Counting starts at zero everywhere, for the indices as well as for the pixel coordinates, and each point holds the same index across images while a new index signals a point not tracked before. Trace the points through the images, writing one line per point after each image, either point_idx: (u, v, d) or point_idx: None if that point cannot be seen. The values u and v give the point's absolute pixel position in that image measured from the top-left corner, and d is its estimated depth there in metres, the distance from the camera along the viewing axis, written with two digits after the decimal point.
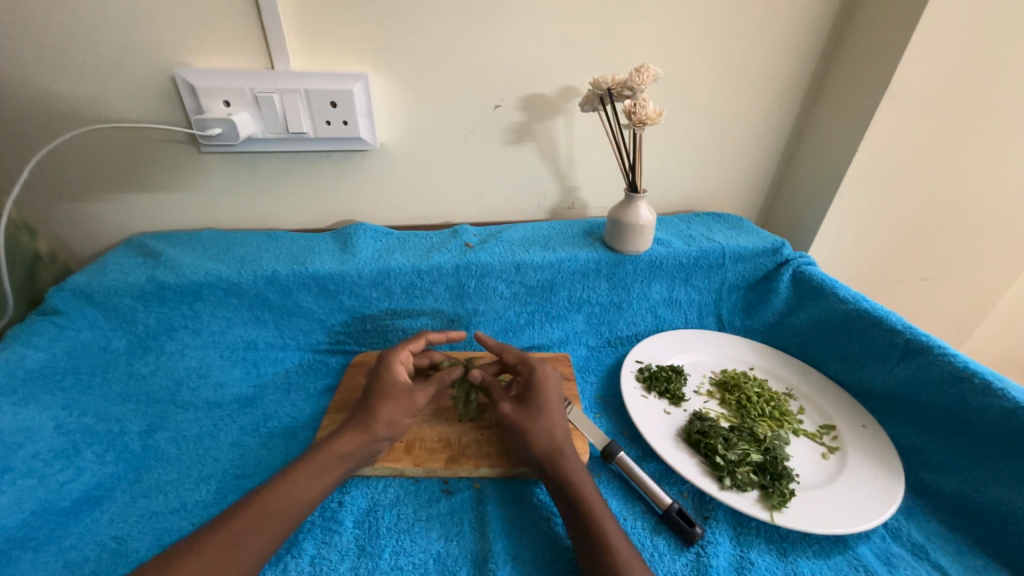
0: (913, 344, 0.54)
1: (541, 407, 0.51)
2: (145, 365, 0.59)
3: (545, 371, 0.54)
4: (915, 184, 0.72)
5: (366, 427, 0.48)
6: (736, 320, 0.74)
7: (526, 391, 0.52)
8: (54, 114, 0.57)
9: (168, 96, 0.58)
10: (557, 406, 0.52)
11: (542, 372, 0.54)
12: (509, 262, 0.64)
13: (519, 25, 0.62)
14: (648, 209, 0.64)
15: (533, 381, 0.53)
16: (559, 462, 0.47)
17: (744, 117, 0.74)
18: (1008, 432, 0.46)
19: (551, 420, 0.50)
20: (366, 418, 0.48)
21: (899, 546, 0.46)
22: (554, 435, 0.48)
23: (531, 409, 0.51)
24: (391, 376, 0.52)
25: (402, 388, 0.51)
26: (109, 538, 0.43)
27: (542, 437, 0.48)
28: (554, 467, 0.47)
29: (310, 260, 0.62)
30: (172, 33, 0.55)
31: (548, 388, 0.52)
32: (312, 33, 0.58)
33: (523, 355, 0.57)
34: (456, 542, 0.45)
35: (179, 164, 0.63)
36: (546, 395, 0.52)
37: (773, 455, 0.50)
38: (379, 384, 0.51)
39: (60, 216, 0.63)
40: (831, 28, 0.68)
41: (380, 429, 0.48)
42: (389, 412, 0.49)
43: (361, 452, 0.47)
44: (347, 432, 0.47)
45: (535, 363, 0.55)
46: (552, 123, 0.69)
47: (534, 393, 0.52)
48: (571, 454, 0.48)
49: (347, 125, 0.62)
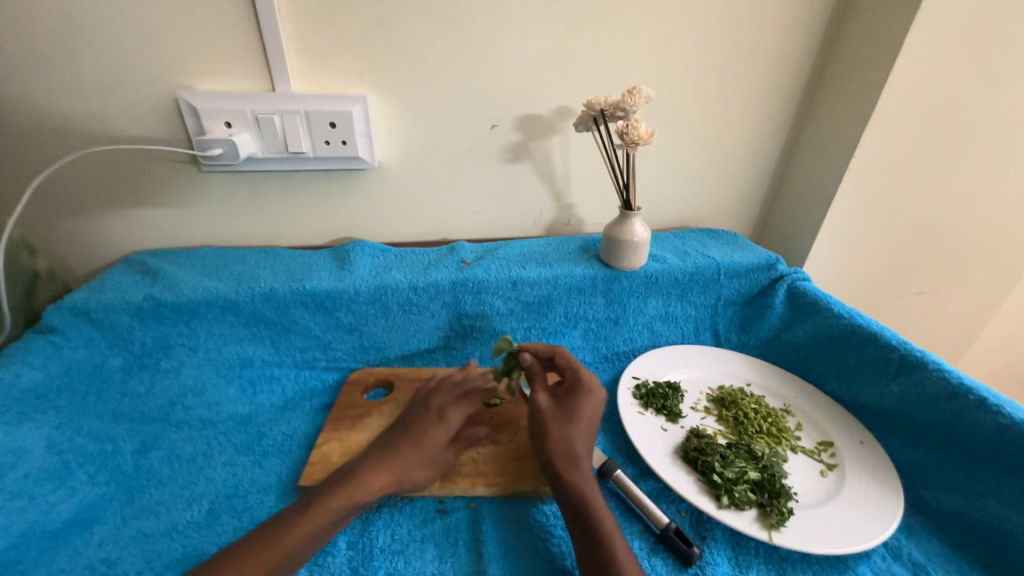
0: (909, 360, 0.54)
1: (575, 416, 0.49)
2: (140, 383, 0.59)
3: (587, 380, 0.53)
4: (906, 200, 0.73)
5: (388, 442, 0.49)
6: (733, 335, 0.74)
7: (566, 398, 0.51)
8: (59, 134, 0.58)
9: (170, 117, 0.60)
10: (592, 417, 0.50)
11: (589, 382, 0.52)
12: (505, 279, 0.64)
13: (515, 49, 0.64)
14: (643, 226, 0.65)
15: (576, 390, 0.52)
16: (572, 474, 0.46)
17: (736, 136, 0.76)
18: (1005, 449, 0.46)
19: (577, 430, 0.48)
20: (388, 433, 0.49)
21: (900, 566, 0.46)
22: (575, 445, 0.47)
23: (563, 416, 0.49)
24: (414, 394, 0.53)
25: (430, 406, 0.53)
26: (98, 561, 0.43)
27: (561, 447, 0.47)
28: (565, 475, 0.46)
29: (308, 278, 0.62)
30: (176, 57, 0.57)
31: (586, 397, 0.51)
32: (313, 56, 0.59)
33: (574, 363, 0.55)
34: (450, 564, 0.44)
35: (180, 183, 0.64)
36: (582, 405, 0.50)
37: (770, 472, 0.50)
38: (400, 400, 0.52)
39: (62, 235, 0.64)
40: (818, 50, 0.70)
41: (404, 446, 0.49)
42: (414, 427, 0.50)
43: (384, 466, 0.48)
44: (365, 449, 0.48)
45: (585, 372, 0.54)
46: (547, 142, 0.71)
47: (574, 401, 0.51)
48: (585, 467, 0.47)
49: (346, 145, 0.63)
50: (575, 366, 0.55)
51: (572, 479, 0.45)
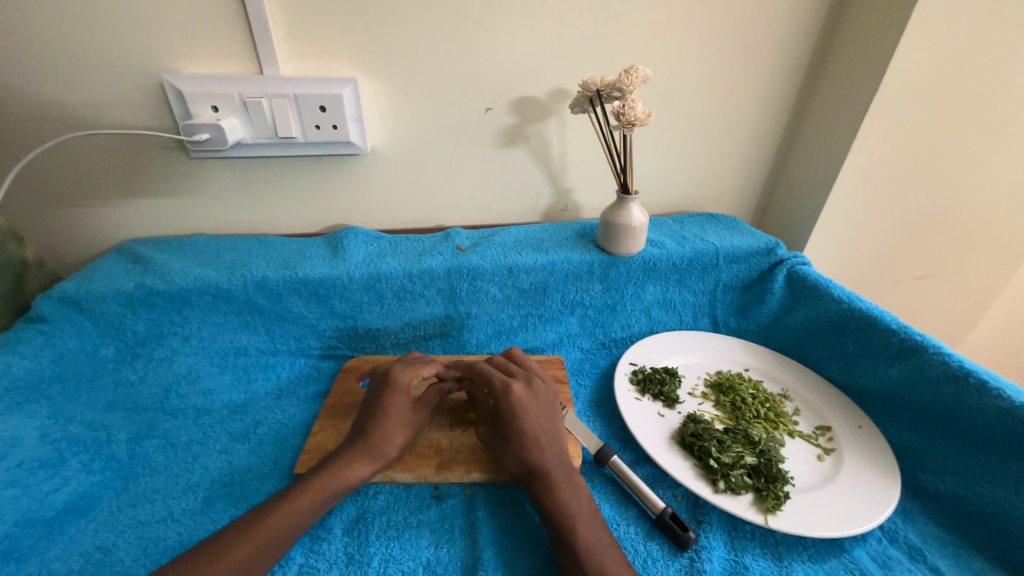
0: (909, 344, 0.54)
1: (518, 438, 0.47)
2: (133, 372, 0.58)
3: (517, 392, 0.49)
4: (909, 182, 0.72)
5: (375, 452, 0.47)
6: (731, 321, 0.73)
7: (500, 423, 0.48)
8: (45, 121, 0.57)
9: (157, 102, 0.58)
10: (541, 424, 0.48)
11: (515, 398, 0.48)
12: (501, 265, 0.64)
13: (509, 28, 0.62)
14: (641, 211, 0.63)
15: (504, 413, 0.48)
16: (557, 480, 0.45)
17: (738, 116, 0.74)
18: (1004, 433, 0.45)
19: (526, 444, 0.46)
20: (372, 442, 0.47)
21: (896, 549, 0.46)
22: (545, 455, 0.46)
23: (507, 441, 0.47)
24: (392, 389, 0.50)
25: (404, 406, 0.50)
26: (93, 549, 0.43)
27: (518, 459, 0.46)
28: (550, 481, 0.45)
29: (301, 265, 0.61)
30: (159, 40, 0.55)
31: (521, 411, 0.48)
32: (300, 37, 0.57)
33: (488, 377, 0.51)
34: (446, 549, 0.44)
35: (169, 171, 0.63)
36: (522, 421, 0.47)
37: (767, 457, 0.49)
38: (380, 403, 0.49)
39: (49, 223, 0.63)
40: (821, 28, 0.68)
41: (391, 450, 0.48)
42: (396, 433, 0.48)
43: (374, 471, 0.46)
44: (354, 454, 0.46)
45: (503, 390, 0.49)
46: (543, 126, 0.69)
47: (509, 426, 0.47)
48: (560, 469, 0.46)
49: (336, 129, 0.62)
50: (492, 381, 0.50)
51: (537, 486, 0.45)
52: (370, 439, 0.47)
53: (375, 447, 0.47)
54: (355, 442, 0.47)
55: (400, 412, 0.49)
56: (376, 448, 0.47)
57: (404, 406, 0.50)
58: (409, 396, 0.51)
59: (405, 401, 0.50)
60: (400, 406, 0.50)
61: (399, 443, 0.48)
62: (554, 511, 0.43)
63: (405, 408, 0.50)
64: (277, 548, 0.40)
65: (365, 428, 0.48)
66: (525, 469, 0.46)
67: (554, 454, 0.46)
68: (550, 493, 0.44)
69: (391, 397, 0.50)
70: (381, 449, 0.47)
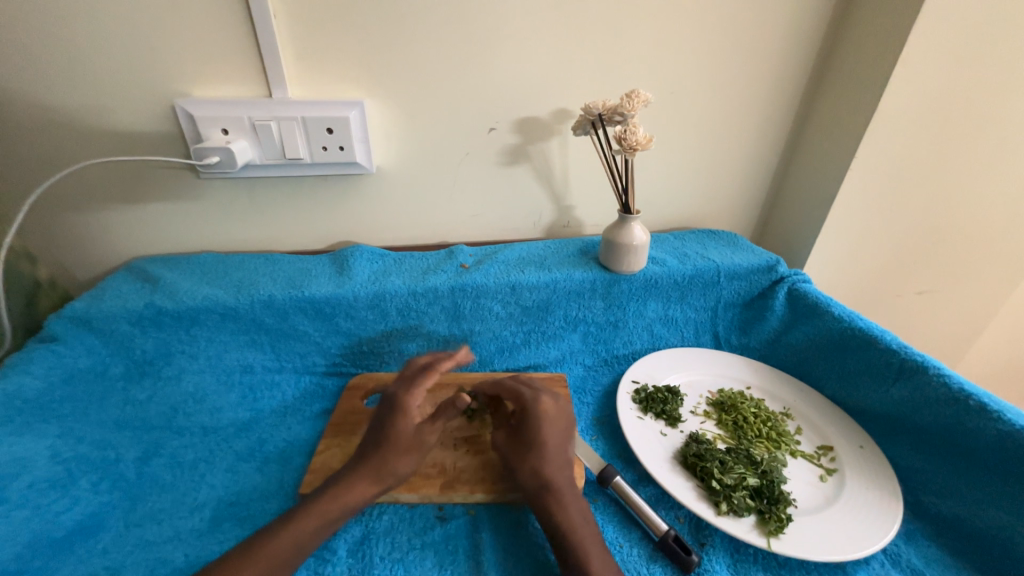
0: (909, 364, 0.54)
1: (538, 447, 0.48)
2: (141, 391, 0.59)
3: (544, 404, 0.51)
4: (908, 199, 0.73)
5: (379, 477, 0.46)
6: (733, 337, 0.74)
7: (521, 431, 0.50)
8: (59, 141, 0.58)
9: (169, 125, 0.60)
10: (562, 441, 0.50)
11: (542, 409, 0.51)
12: (504, 283, 0.64)
13: (513, 51, 0.63)
14: (643, 230, 0.64)
15: (532, 419, 0.50)
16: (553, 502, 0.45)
17: (737, 135, 0.75)
18: (1004, 455, 0.46)
19: (544, 454, 0.48)
20: (378, 468, 0.47)
21: (898, 573, 0.46)
22: (546, 471, 0.47)
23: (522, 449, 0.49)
24: (396, 414, 0.50)
25: (409, 431, 0.49)
26: (101, 569, 0.43)
27: (533, 473, 0.47)
28: (547, 501, 0.46)
29: (307, 284, 0.62)
30: (173, 65, 0.57)
31: (545, 422, 0.50)
32: (309, 61, 0.59)
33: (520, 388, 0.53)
34: (450, 572, 0.44)
35: (179, 191, 0.64)
36: (544, 434, 0.49)
37: (770, 479, 0.50)
38: (387, 428, 0.49)
39: (61, 243, 0.64)
40: (819, 48, 0.69)
41: (392, 480, 0.47)
42: (400, 461, 0.48)
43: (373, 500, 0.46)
44: (359, 482, 0.46)
45: (533, 399, 0.51)
46: (546, 145, 0.70)
47: (531, 433, 0.49)
48: (564, 486, 0.47)
49: (343, 150, 0.63)
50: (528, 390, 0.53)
51: (551, 501, 0.46)
52: (371, 456, 0.48)
53: (377, 473, 0.47)
54: (358, 465, 0.47)
55: (410, 443, 0.49)
56: (378, 473, 0.47)
57: (405, 429, 0.49)
58: (410, 421, 0.50)
59: (405, 425, 0.49)
60: (405, 431, 0.49)
61: (401, 470, 0.47)
62: (573, 528, 0.44)
63: (409, 434, 0.49)
64: (283, 568, 0.40)
65: (368, 453, 0.48)
66: (537, 486, 0.47)
67: (563, 473, 0.47)
68: (564, 510, 0.45)
69: (401, 427, 0.49)
70: (385, 475, 0.47)
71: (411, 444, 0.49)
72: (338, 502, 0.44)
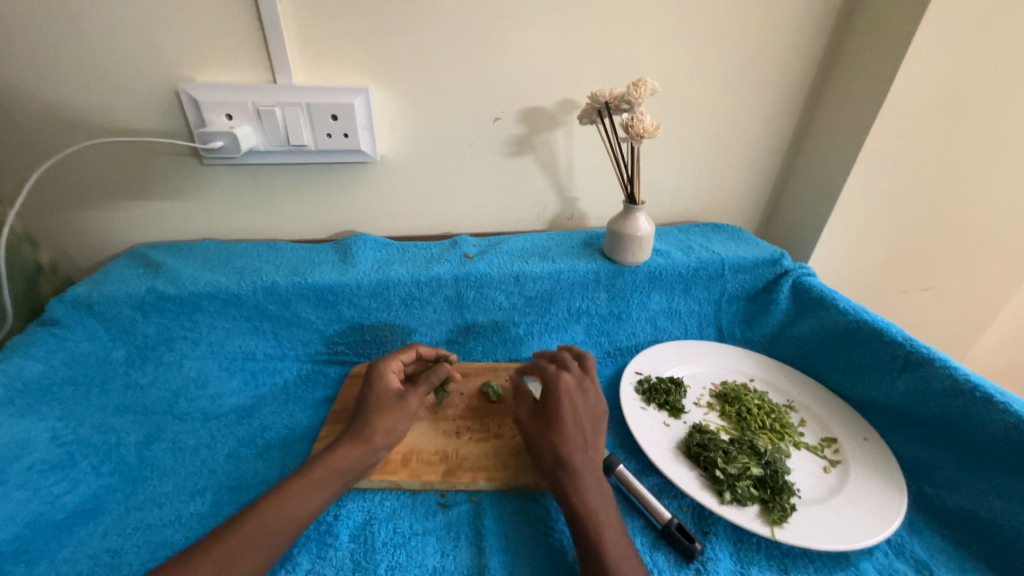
0: (914, 356, 0.54)
1: (558, 425, 0.49)
2: (143, 375, 0.59)
3: (565, 380, 0.52)
4: (914, 194, 0.72)
5: (363, 438, 0.47)
6: (736, 331, 0.73)
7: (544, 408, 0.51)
8: (61, 124, 0.58)
9: (173, 110, 0.59)
10: (578, 415, 0.50)
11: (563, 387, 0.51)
12: (508, 273, 0.64)
13: (519, 40, 0.63)
14: (647, 221, 0.64)
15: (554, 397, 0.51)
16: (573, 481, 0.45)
17: (743, 128, 0.75)
18: (1009, 447, 0.45)
19: (563, 430, 0.48)
20: (363, 429, 0.48)
21: (902, 563, 0.46)
22: (564, 450, 0.47)
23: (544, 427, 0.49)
24: (378, 379, 0.52)
25: (393, 393, 0.51)
26: (101, 551, 0.43)
27: (551, 449, 0.47)
28: (568, 479, 0.45)
29: (310, 271, 0.62)
30: (177, 49, 0.56)
31: (564, 397, 0.50)
32: (314, 47, 0.59)
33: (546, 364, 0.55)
34: (452, 557, 0.44)
35: (182, 176, 0.64)
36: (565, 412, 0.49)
37: (773, 468, 0.49)
38: (371, 392, 0.51)
39: (63, 227, 0.64)
40: (827, 41, 0.69)
41: (378, 439, 0.48)
42: (385, 422, 0.49)
43: (360, 463, 0.46)
44: (342, 443, 0.46)
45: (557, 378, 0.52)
46: (551, 136, 0.70)
47: (552, 411, 0.50)
48: (582, 466, 0.46)
49: (348, 137, 0.62)
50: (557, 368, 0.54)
51: (567, 480, 0.45)
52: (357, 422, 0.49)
53: (360, 435, 0.47)
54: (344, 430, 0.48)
55: (390, 401, 0.50)
56: (362, 433, 0.47)
57: (387, 391, 0.51)
58: (392, 384, 0.52)
59: (387, 387, 0.51)
60: (388, 394, 0.51)
61: (388, 433, 0.48)
62: (578, 516, 0.43)
63: (392, 396, 0.51)
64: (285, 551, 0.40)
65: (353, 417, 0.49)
66: (554, 462, 0.47)
67: (584, 453, 0.47)
68: (578, 494, 0.44)
69: (380, 386, 0.51)
70: (370, 435, 0.47)
71: (395, 406, 0.50)
72: (326, 460, 0.45)
